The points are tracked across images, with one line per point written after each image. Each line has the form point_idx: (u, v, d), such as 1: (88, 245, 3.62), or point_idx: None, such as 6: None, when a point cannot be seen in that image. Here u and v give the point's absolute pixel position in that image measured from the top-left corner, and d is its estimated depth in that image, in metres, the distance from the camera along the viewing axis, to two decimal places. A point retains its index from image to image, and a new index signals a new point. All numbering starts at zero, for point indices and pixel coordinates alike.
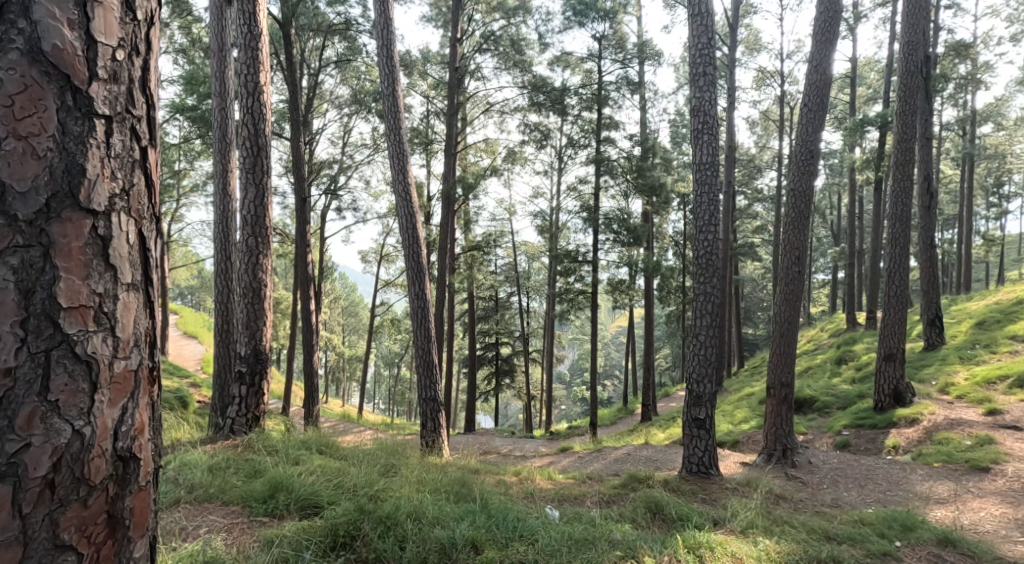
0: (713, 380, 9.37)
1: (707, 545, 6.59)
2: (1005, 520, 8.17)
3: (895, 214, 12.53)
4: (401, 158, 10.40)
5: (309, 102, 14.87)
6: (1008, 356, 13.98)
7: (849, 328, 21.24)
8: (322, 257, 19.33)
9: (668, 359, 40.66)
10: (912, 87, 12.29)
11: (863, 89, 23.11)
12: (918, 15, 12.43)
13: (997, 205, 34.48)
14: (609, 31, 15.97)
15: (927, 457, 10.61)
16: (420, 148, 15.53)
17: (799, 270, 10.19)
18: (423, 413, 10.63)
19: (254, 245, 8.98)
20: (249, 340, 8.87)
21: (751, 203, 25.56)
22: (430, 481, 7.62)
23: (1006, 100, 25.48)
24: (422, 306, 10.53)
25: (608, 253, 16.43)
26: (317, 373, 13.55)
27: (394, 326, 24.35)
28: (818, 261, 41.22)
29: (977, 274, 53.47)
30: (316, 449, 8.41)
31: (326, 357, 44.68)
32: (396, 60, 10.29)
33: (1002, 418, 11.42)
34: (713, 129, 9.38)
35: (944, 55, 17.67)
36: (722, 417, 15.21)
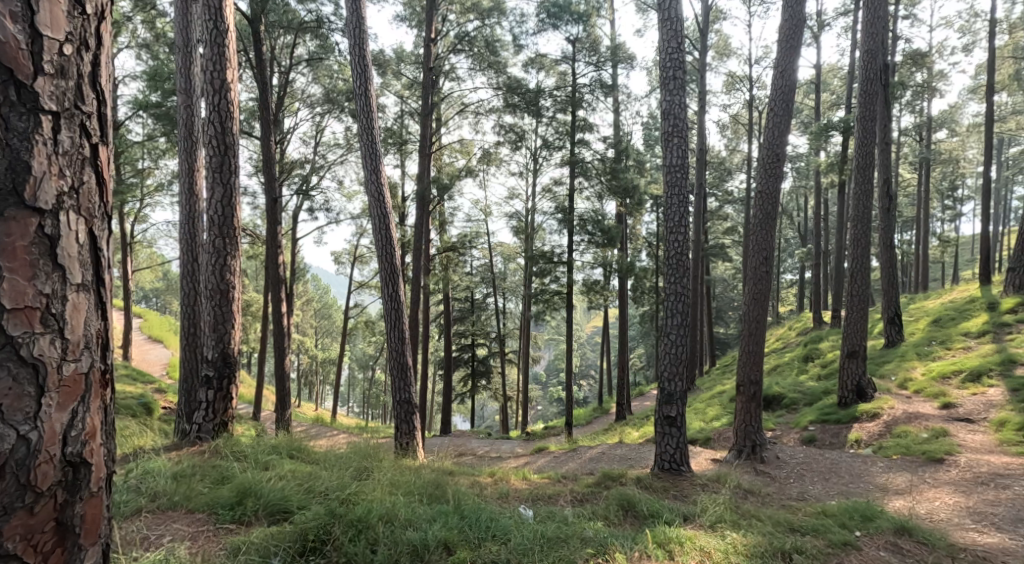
0: (684, 379, 9.45)
1: (676, 540, 6.67)
2: (958, 509, 8.38)
3: (857, 215, 12.73)
4: (374, 159, 10.35)
5: (279, 101, 14.72)
6: (962, 351, 14.29)
7: (815, 326, 21.49)
8: (293, 259, 19.11)
9: (642, 359, 40.77)
10: (873, 93, 12.52)
11: (828, 94, 23.45)
12: (877, 23, 12.65)
13: (951, 208, 35.27)
14: (582, 34, 16.06)
15: (887, 450, 10.82)
16: (394, 148, 15.43)
17: (767, 270, 10.32)
18: (397, 415, 10.58)
19: (222, 245, 8.89)
20: (217, 343, 8.76)
21: (721, 205, 25.77)
22: (403, 484, 7.62)
23: (960, 107, 26.09)
24: (396, 307, 10.48)
25: (583, 254, 16.47)
26: (288, 375, 13.42)
27: (367, 328, 24.15)
28: (786, 261, 41.73)
29: (935, 274, 54.61)
30: (287, 453, 8.35)
31: (299, 360, 44.09)
32: (369, 60, 10.25)
33: (956, 412, 11.70)
34: (683, 132, 9.50)
35: (903, 63, 18.00)
36: (694, 415, 15.36)
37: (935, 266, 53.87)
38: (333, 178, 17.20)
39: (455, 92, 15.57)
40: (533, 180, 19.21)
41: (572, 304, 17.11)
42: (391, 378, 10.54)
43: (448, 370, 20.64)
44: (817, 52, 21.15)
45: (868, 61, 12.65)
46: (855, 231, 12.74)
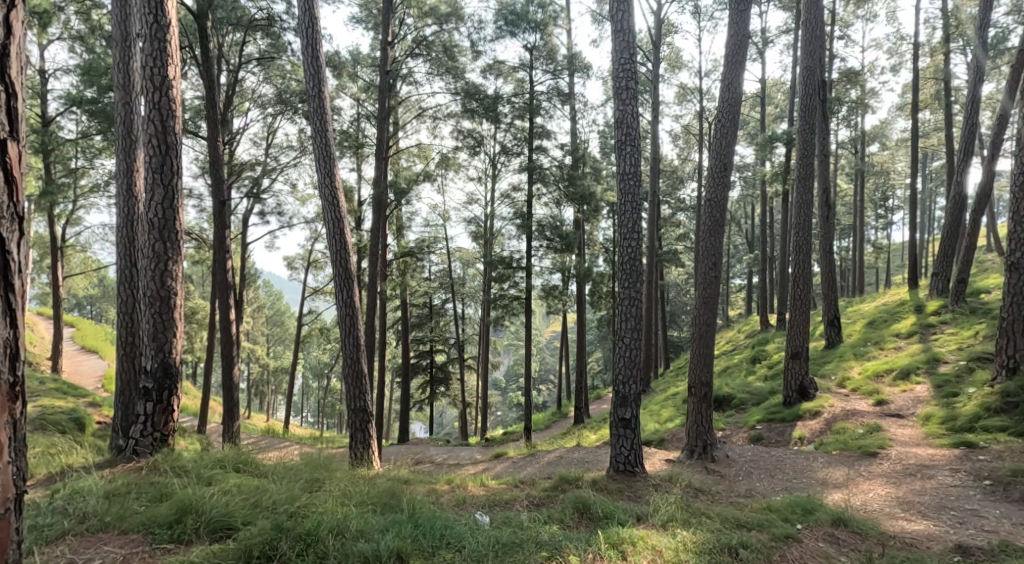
0: (639, 381, 9.58)
1: (629, 540, 7.03)
2: (890, 499, 8.86)
3: (799, 223, 13.06)
4: (328, 161, 10.28)
5: (228, 100, 14.49)
6: (894, 351, 14.78)
7: (763, 329, 21.90)
8: (242, 264, 18.71)
9: (599, 364, 40.83)
10: (812, 107, 12.89)
11: (773, 107, 23.94)
12: (815, 43, 13.05)
13: (884, 218, 36.40)
14: (539, 42, 16.16)
15: (827, 445, 11.15)
16: (350, 151, 15.24)
17: (717, 275, 10.52)
18: (352, 424, 10.47)
19: (163, 250, 8.71)
20: (157, 353, 8.61)
21: (674, 212, 26.12)
22: (357, 494, 7.60)
23: (890, 123, 27.02)
24: (350, 314, 10.39)
25: (542, 259, 16.57)
26: (238, 385, 13.21)
27: (322, 335, 23.80)
28: (736, 267, 42.29)
29: (870, 279, 56.23)
30: (232, 467, 8.20)
31: (249, 369, 42.88)
32: (322, 61, 10.18)
33: (889, 408, 12.13)
34: (635, 141, 9.64)
35: (839, 81, 18.59)
36: (647, 418, 15.52)
37: (870, 272, 55.67)
38: (287, 181, 16.93)
39: (412, 96, 15.48)
40: (492, 185, 19.16)
41: (531, 309, 17.20)
42: (346, 386, 10.45)
43: (405, 377, 20.41)
44: (762, 67, 21.62)
45: (807, 77, 13.03)
46: (797, 238, 13.07)
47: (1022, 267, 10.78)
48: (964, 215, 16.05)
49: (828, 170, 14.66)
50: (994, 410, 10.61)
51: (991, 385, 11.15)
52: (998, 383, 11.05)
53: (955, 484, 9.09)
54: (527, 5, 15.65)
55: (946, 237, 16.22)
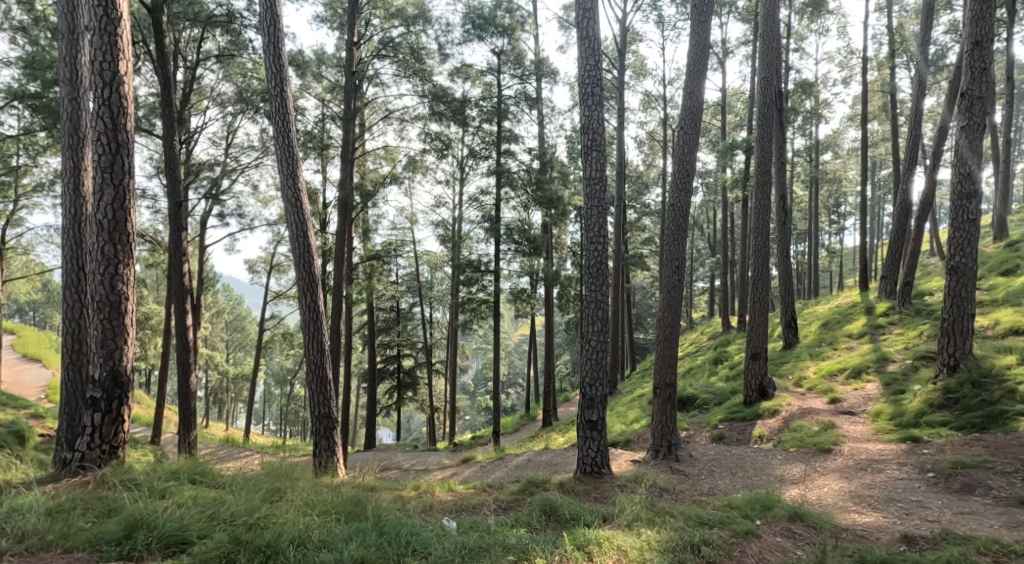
0: (605, 383, 9.65)
1: (595, 541, 7.18)
2: (843, 493, 9.17)
3: (758, 227, 13.28)
4: (291, 162, 10.18)
5: (185, 97, 14.30)
6: (846, 350, 15.11)
7: (725, 331, 22.16)
8: (200, 267, 18.40)
9: (567, 366, 40.84)
10: (770, 117, 13.13)
11: (732, 116, 24.27)
12: (771, 55, 13.29)
13: (837, 223, 37.17)
14: (507, 46, 16.21)
15: (785, 443, 11.37)
16: (314, 152, 15.14)
17: (680, 278, 10.65)
18: (317, 431, 10.37)
19: (113, 253, 8.56)
20: (106, 361, 8.48)
21: (640, 217, 26.35)
22: (320, 502, 7.61)
23: (842, 133, 27.67)
24: (314, 319, 10.29)
25: (510, 263, 16.62)
26: (195, 395, 12.99)
27: (285, 340, 23.51)
28: (699, 270, 42.66)
29: (826, 282, 57.43)
30: (187, 479, 8.06)
31: (207, 377, 41.98)
32: (284, 59, 10.10)
33: (842, 405, 12.39)
34: (601, 146, 9.72)
35: (794, 91, 18.98)
36: (613, 420, 15.62)
37: (824, 275, 56.72)
38: (248, 182, 16.72)
39: (379, 98, 15.42)
40: (460, 188, 19.12)
41: (500, 312, 17.22)
42: (310, 392, 10.36)
43: (372, 382, 20.22)
44: (723, 76, 21.96)
45: (764, 87, 13.26)
46: (756, 242, 13.27)
47: (962, 271, 11.12)
48: (910, 222, 16.52)
49: (785, 177, 14.91)
50: (936, 406, 10.98)
51: (933, 382, 11.51)
52: (940, 380, 11.41)
53: (901, 477, 9.47)
54: (494, 10, 15.71)
55: (894, 242, 16.69)
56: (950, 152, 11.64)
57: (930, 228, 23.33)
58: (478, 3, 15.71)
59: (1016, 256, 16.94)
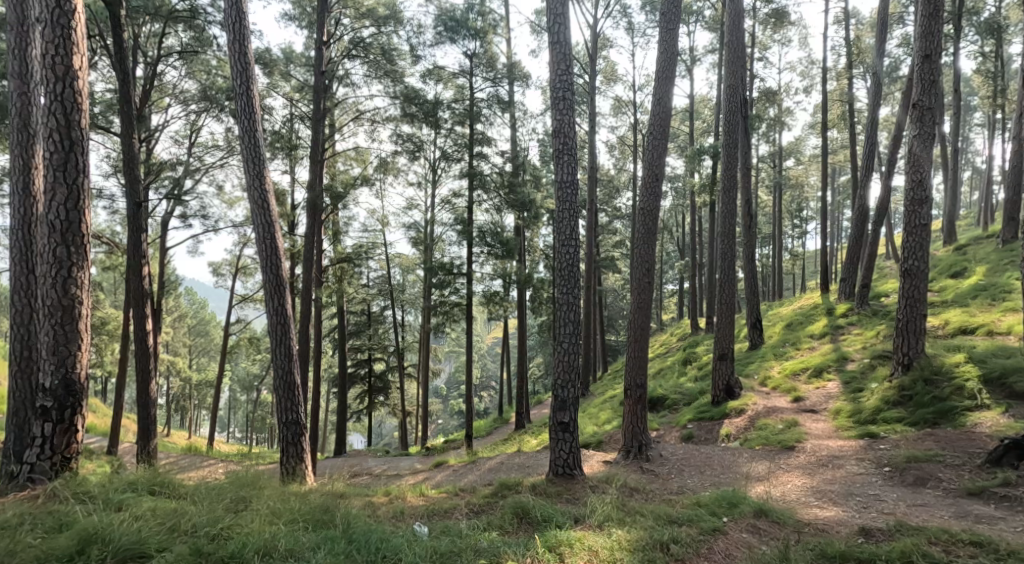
0: (576, 385, 9.71)
1: (567, 542, 7.24)
2: (806, 490, 9.35)
3: (724, 230, 13.46)
4: (257, 163, 10.10)
5: (146, 94, 14.09)
6: (809, 350, 15.38)
7: (693, 332, 22.37)
8: (162, 269, 18.10)
9: (540, 369, 40.91)
10: (735, 123, 13.32)
11: (700, 122, 24.61)
12: (737, 62, 13.48)
13: (800, 228, 37.82)
14: (479, 49, 16.23)
15: (751, 441, 11.54)
16: (282, 152, 15.00)
17: (651, 280, 10.77)
18: (284, 437, 10.28)
19: (65, 254, 8.41)
20: (57, 369, 8.33)
21: (611, 221, 26.54)
22: (286, 511, 7.56)
23: (804, 140, 28.20)
24: (281, 322, 10.21)
25: (483, 266, 16.65)
26: (154, 403, 12.74)
27: (252, 344, 23.21)
28: (668, 273, 43.05)
29: (790, 284, 58.29)
30: (146, 490, 7.98)
31: (169, 383, 41.16)
32: (250, 57, 10.01)
33: (805, 403, 12.61)
34: (573, 150, 9.78)
35: (758, 99, 19.31)
36: (585, 421, 15.69)
37: (787, 279, 57.52)
38: (213, 182, 16.52)
39: (349, 99, 15.33)
40: (431, 191, 19.09)
41: (473, 314, 17.22)
42: (277, 398, 10.27)
43: (342, 387, 20.03)
44: (691, 83, 22.22)
45: (730, 94, 13.45)
46: (723, 244, 13.45)
47: (915, 274, 11.40)
48: (867, 225, 16.89)
49: (750, 181, 15.09)
50: (892, 403, 11.21)
51: (889, 380, 11.76)
52: (895, 378, 11.69)
53: (860, 471, 9.68)
54: (466, 12, 15.73)
55: (853, 245, 17.05)
56: (904, 159, 11.89)
57: (886, 232, 23.89)
58: (450, 6, 15.72)
59: (966, 259, 17.43)
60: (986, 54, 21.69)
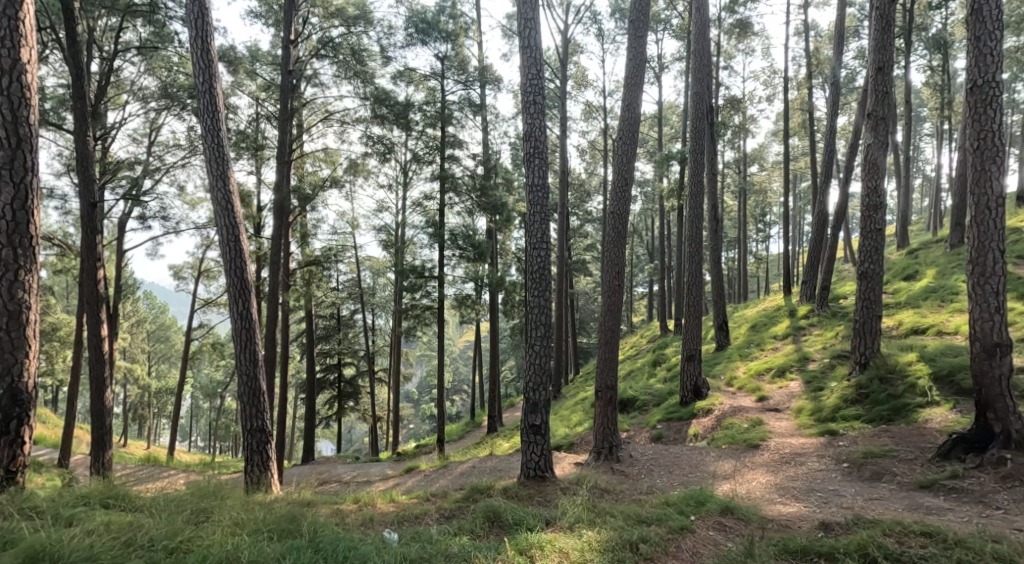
0: (547, 388, 9.75)
1: (538, 544, 7.27)
2: (771, 487, 9.49)
3: (691, 234, 13.61)
4: (220, 163, 9.99)
5: (101, 89, 13.85)
6: (773, 350, 15.61)
7: (662, 334, 22.55)
8: (119, 271, 17.75)
9: (512, 372, 40.87)
10: (702, 129, 13.48)
11: (668, 128, 25.03)
12: (703, 70, 13.64)
13: (765, 232, 38.38)
14: (450, 52, 16.24)
15: (717, 440, 11.67)
16: (248, 152, 14.83)
17: (620, 283, 10.84)
18: (249, 446, 10.14)
19: (12, 256, 8.23)
20: (4, 378, 8.16)
21: (581, 224, 26.69)
22: (250, 522, 7.49)
23: (767, 146, 28.64)
24: (245, 327, 10.10)
25: (455, 269, 16.64)
26: (108, 414, 12.43)
27: (216, 350, 22.84)
28: (637, 277, 43.35)
29: (754, 286, 59.16)
30: (99, 504, 7.88)
31: (128, 391, 40.23)
32: (213, 54, 9.90)
33: (769, 402, 12.78)
34: (544, 154, 9.83)
35: (724, 106, 19.58)
36: (557, 423, 15.74)
37: (750, 282, 58.33)
38: (173, 182, 16.26)
39: (318, 99, 15.23)
40: (402, 193, 19.03)
41: (444, 318, 17.19)
42: (242, 405, 10.14)
43: (310, 393, 19.82)
44: (659, 89, 22.43)
45: (697, 101, 13.61)
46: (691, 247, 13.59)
47: (871, 276, 11.64)
48: (827, 230, 17.20)
49: (716, 186, 15.28)
50: (851, 401, 11.42)
51: (847, 379, 12.00)
52: (853, 377, 11.93)
53: (821, 468, 9.86)
54: (438, 15, 15.73)
55: (814, 248, 17.37)
56: (862, 165, 12.13)
57: (844, 236, 24.39)
58: (421, 8, 15.67)
59: (917, 262, 17.85)
60: (934, 67, 22.30)
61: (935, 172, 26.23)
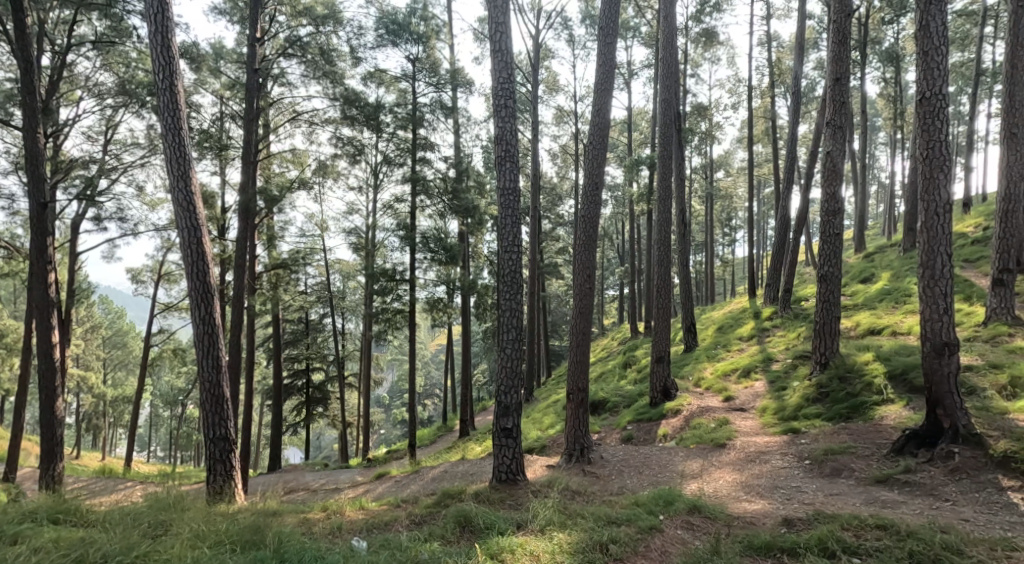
0: (519, 391, 9.78)
1: (508, 548, 7.29)
2: (737, 485, 9.60)
3: (660, 237, 13.72)
4: (182, 163, 9.85)
5: (50, 84, 13.60)
6: (739, 351, 15.80)
7: (633, 336, 22.70)
8: (72, 272, 17.37)
9: (484, 376, 40.75)
10: (671, 135, 13.61)
11: (637, 134, 25.26)
12: (672, 77, 13.77)
13: (732, 236, 38.79)
14: (422, 54, 16.20)
15: (685, 441, 11.77)
16: (211, 152, 14.63)
17: (591, 286, 10.90)
18: (211, 455, 9.99)
19: None
20: None
21: (553, 228, 26.77)
22: (212, 534, 7.40)
23: (732, 152, 28.95)
24: (208, 332, 9.97)
25: (427, 272, 16.62)
26: (58, 424, 12.08)
27: (177, 356, 22.42)
28: (608, 280, 43.52)
29: (722, 289, 59.77)
30: (48, 519, 7.75)
31: (82, 401, 39.14)
32: (174, 50, 9.78)
33: (735, 402, 12.92)
34: (515, 158, 9.85)
35: (691, 113, 19.76)
36: (529, 426, 15.77)
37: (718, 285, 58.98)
38: (132, 182, 15.99)
39: (285, 98, 15.10)
40: (373, 196, 18.93)
41: (416, 321, 17.13)
42: (205, 413, 10.00)
43: (277, 399, 19.55)
44: (629, 95, 22.58)
45: (665, 107, 13.74)
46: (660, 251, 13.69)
47: (830, 279, 11.87)
48: (789, 234, 17.46)
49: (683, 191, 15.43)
50: (812, 400, 11.60)
51: (809, 378, 12.19)
52: (814, 377, 12.12)
53: (784, 465, 10.01)
54: (409, 16, 15.69)
55: (778, 252, 17.61)
56: (823, 169, 12.34)
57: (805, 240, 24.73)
58: (392, 9, 15.62)
59: (873, 266, 18.19)
60: (887, 78, 22.78)
61: (888, 180, 26.74)
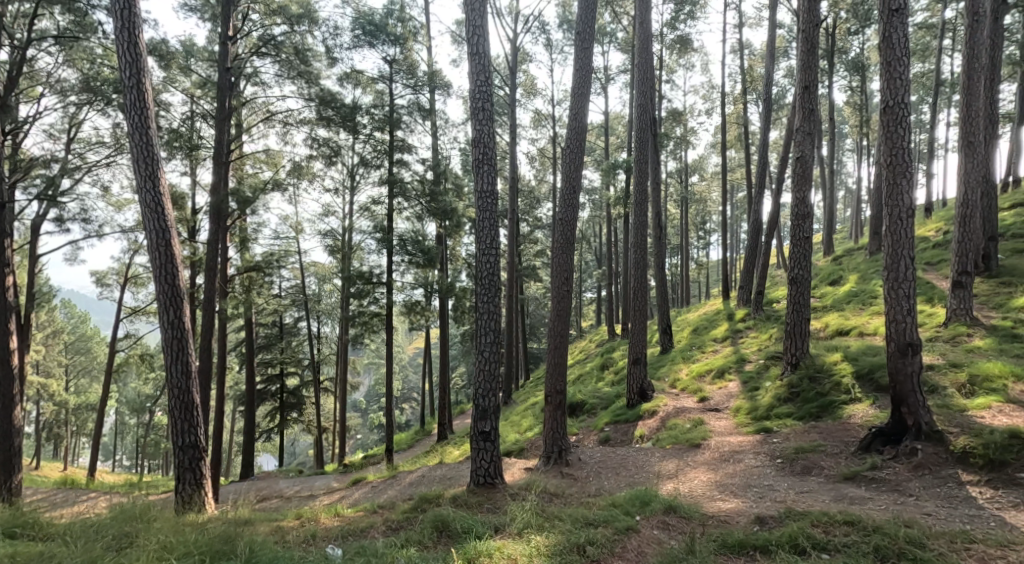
0: (497, 395, 9.78)
1: (486, 552, 7.30)
2: (712, 485, 9.67)
3: (637, 240, 13.80)
4: (150, 163, 9.73)
5: (10, 80, 13.36)
6: (713, 352, 15.93)
7: (610, 338, 22.77)
8: (34, 273, 17.08)
9: (462, 379, 40.62)
10: (646, 138, 13.69)
11: (614, 138, 25.37)
12: (647, 82, 13.85)
13: (706, 240, 39.04)
14: (399, 55, 16.17)
15: (662, 441, 11.84)
16: (181, 152, 14.46)
17: (568, 289, 10.93)
18: (181, 463, 9.89)
19: None
20: None
21: (531, 231, 26.80)
22: (181, 544, 7.33)
23: (706, 157, 29.14)
24: (177, 337, 9.84)
25: (404, 274, 16.58)
26: (16, 432, 11.82)
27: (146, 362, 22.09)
28: (585, 284, 43.61)
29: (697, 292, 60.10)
30: (6, 534, 7.70)
31: (44, 409, 38.23)
32: (141, 47, 9.67)
33: (710, 403, 13.01)
34: (492, 160, 9.85)
35: (667, 118, 19.87)
36: (507, 429, 15.75)
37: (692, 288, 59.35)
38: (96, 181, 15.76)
39: (257, 97, 14.97)
40: (349, 198, 18.84)
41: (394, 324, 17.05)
42: (174, 420, 9.88)
43: (251, 405, 19.33)
44: (605, 99, 22.67)
45: (641, 112, 13.81)
46: (636, 253, 13.76)
47: (800, 281, 12.02)
48: (762, 237, 17.64)
49: (659, 194, 15.52)
50: (783, 399, 11.74)
51: (781, 378, 12.32)
52: (785, 377, 12.25)
53: (757, 464, 10.10)
54: (386, 17, 15.66)
55: (752, 254, 17.78)
56: (795, 172, 12.47)
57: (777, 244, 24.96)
58: (369, 10, 15.57)
59: (840, 269, 18.42)
60: (853, 87, 23.12)
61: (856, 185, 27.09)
